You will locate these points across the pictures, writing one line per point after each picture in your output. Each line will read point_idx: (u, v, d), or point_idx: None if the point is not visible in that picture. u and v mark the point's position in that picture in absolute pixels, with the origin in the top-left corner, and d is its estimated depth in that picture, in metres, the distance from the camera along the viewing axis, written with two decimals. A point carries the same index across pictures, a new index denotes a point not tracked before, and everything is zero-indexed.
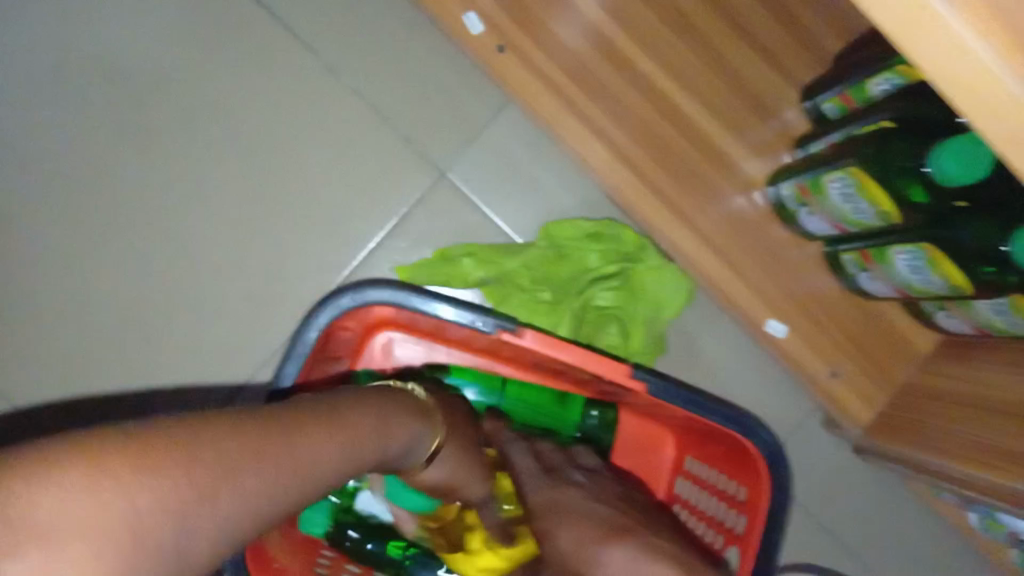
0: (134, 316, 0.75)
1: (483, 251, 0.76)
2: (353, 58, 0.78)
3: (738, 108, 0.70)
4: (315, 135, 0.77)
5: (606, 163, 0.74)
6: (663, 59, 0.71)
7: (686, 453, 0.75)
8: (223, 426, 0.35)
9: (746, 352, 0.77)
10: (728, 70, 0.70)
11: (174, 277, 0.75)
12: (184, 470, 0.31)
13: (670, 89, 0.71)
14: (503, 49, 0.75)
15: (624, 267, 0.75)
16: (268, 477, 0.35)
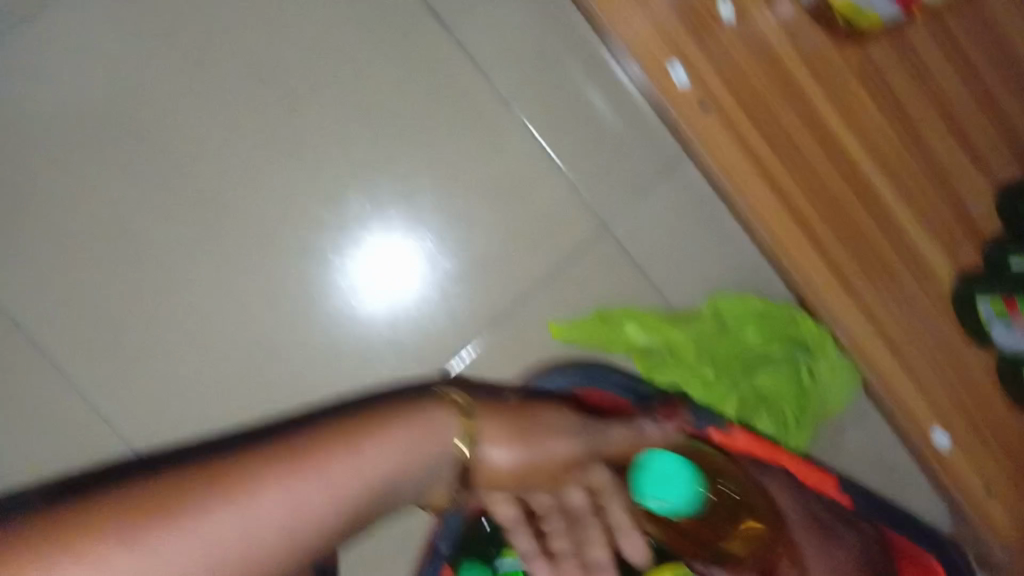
0: (269, 346, 0.75)
1: (648, 315, 0.73)
2: (526, 94, 0.74)
3: (940, 207, 0.69)
4: (476, 174, 0.74)
5: (799, 251, 0.67)
6: (875, 148, 0.67)
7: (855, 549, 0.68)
8: (244, 463, 0.45)
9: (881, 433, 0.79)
10: (937, 169, 0.68)
11: (305, 313, 0.75)
12: (210, 500, 0.43)
13: (877, 180, 0.68)
14: (707, 108, 0.64)
15: (791, 353, 0.73)
16: (299, 501, 0.45)
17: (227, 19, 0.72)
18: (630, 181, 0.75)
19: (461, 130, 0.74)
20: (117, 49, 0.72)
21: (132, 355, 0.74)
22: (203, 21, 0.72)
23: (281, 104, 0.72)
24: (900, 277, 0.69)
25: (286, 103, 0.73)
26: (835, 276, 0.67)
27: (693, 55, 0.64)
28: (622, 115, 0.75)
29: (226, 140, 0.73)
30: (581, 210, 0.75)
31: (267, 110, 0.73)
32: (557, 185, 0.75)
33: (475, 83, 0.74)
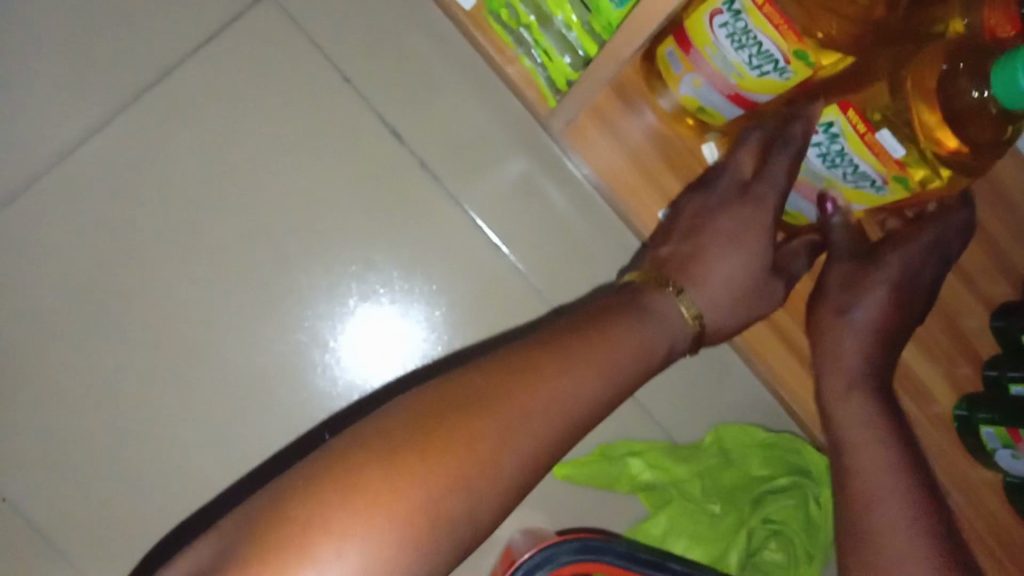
0: None
1: (651, 453, 0.70)
2: (515, 229, 0.72)
3: None
4: (471, 315, 0.71)
5: (784, 368, 0.67)
6: None
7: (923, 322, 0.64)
8: (373, 455, 0.40)
9: None
10: None
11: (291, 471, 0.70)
12: (366, 523, 0.38)
13: None
14: None
15: (801, 484, 0.71)
16: (406, 492, 0.40)
17: (202, 175, 0.69)
18: None
19: (451, 273, 0.71)
20: (91, 214, 0.69)
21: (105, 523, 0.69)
22: (174, 173, 0.69)
23: (265, 260, 0.70)
24: None
25: (271, 257, 0.70)
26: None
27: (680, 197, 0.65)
28: (615, 247, 0.72)
29: (210, 297, 0.69)
30: None
31: (253, 269, 0.70)
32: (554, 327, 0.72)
33: (464, 230, 0.72)
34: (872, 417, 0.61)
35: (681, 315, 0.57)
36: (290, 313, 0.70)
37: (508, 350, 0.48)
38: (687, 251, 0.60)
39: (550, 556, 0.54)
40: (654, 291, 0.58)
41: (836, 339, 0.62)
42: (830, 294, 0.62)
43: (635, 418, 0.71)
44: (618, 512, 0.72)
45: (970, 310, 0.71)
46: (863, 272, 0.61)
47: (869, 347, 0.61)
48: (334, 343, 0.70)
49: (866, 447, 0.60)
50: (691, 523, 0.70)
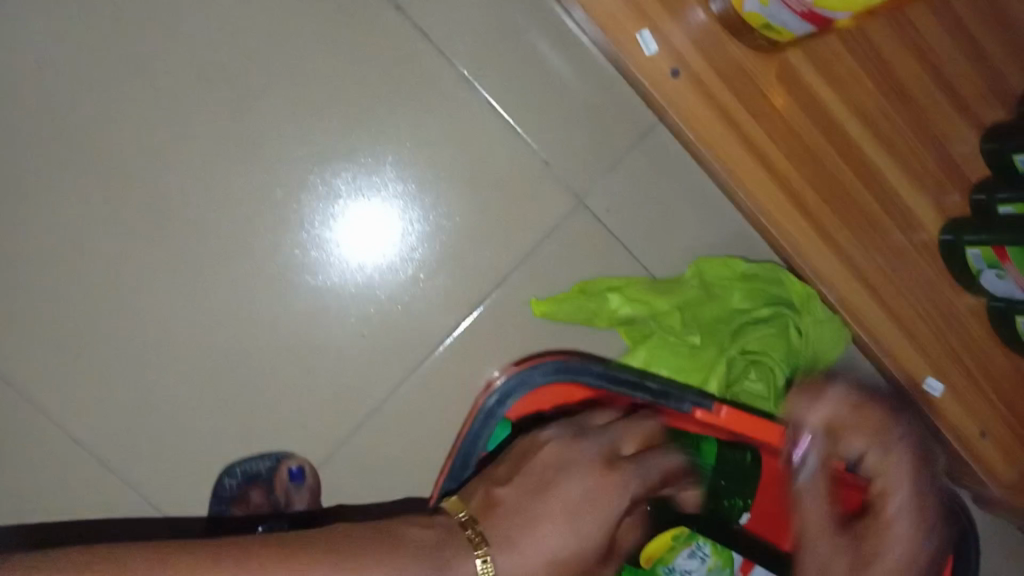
0: (247, 371, 0.69)
1: (630, 287, 0.70)
2: (487, 65, 0.70)
3: (910, 140, 0.68)
4: (445, 159, 0.70)
5: (761, 189, 0.67)
6: (825, 67, 0.66)
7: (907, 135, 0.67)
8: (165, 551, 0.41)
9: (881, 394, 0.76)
10: (912, 105, 0.67)
11: (266, 320, 0.69)
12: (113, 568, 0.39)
13: (837, 109, 0.67)
14: (676, 74, 0.66)
15: (780, 314, 0.71)
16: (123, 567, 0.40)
17: (162, 6, 0.66)
18: (608, 154, 0.72)
19: (422, 112, 0.70)
20: (43, 52, 0.65)
21: (71, 387, 0.67)
22: (125, 16, 0.66)
23: (232, 97, 0.68)
24: (869, 169, 0.68)
25: (238, 94, 0.68)
26: (813, 229, 0.68)
27: (660, 21, 0.65)
28: (589, 87, 0.72)
29: (176, 133, 0.67)
30: (557, 187, 0.72)
31: (220, 106, 0.68)
32: (530, 164, 0.71)
33: (435, 65, 0.70)
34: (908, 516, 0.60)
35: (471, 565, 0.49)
36: (258, 160, 0.68)
37: (303, 531, 0.46)
38: (518, 503, 0.52)
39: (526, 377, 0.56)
40: (454, 539, 0.49)
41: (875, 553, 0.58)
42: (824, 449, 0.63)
43: (612, 254, 0.73)
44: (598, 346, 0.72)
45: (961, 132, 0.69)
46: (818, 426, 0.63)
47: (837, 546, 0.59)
48: (308, 190, 0.69)
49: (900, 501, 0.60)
50: (672, 355, 0.70)
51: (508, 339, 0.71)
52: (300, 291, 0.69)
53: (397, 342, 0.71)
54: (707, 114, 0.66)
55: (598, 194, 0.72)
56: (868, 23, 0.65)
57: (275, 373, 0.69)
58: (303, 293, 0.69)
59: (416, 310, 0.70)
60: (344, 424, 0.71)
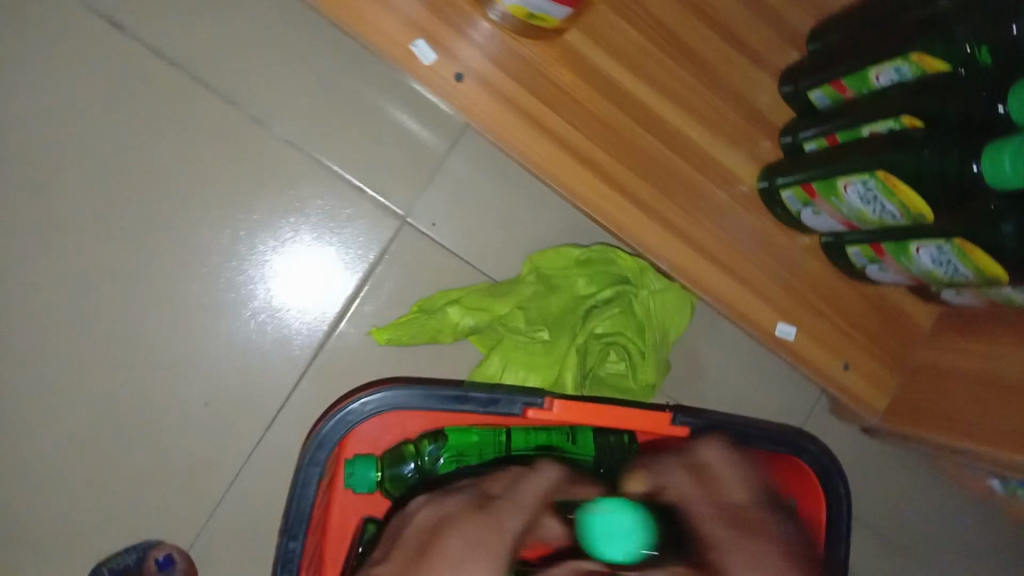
0: (93, 463, 0.66)
1: (467, 297, 0.68)
2: (279, 103, 0.67)
3: (707, 98, 0.69)
4: (255, 206, 0.68)
5: (576, 176, 0.66)
6: (607, 41, 0.66)
7: (698, 88, 0.69)
8: None
9: (747, 350, 0.76)
10: (702, 64, 0.69)
11: (104, 406, 0.66)
12: None
13: (629, 81, 0.67)
14: (460, 77, 0.64)
15: (622, 293, 0.71)
16: None
17: None
18: (422, 166, 0.70)
19: (223, 161, 0.67)
20: None
21: None
22: None
23: (22, 185, 0.65)
24: (673, 132, 0.68)
25: (29, 181, 0.65)
26: (632, 203, 0.67)
27: (433, 27, 0.63)
28: (388, 103, 0.69)
29: None
30: (377, 210, 0.69)
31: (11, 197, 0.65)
32: (343, 191, 0.69)
33: (221, 113, 0.67)
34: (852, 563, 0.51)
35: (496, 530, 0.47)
36: (66, 244, 0.66)
37: None
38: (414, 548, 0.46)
39: (354, 412, 0.54)
40: None
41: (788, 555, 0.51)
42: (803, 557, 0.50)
43: (448, 267, 0.70)
44: (452, 363, 0.70)
45: (757, 81, 0.70)
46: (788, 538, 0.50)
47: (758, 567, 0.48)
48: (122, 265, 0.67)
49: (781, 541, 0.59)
50: (525, 353, 0.69)
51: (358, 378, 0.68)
52: (134, 368, 0.67)
53: (244, 403, 0.68)
54: (496, 106, 0.65)
55: (421, 209, 0.70)
56: None
57: (125, 457, 0.67)
58: (138, 369, 0.67)
59: (256, 365, 0.68)
60: (207, 496, 0.68)
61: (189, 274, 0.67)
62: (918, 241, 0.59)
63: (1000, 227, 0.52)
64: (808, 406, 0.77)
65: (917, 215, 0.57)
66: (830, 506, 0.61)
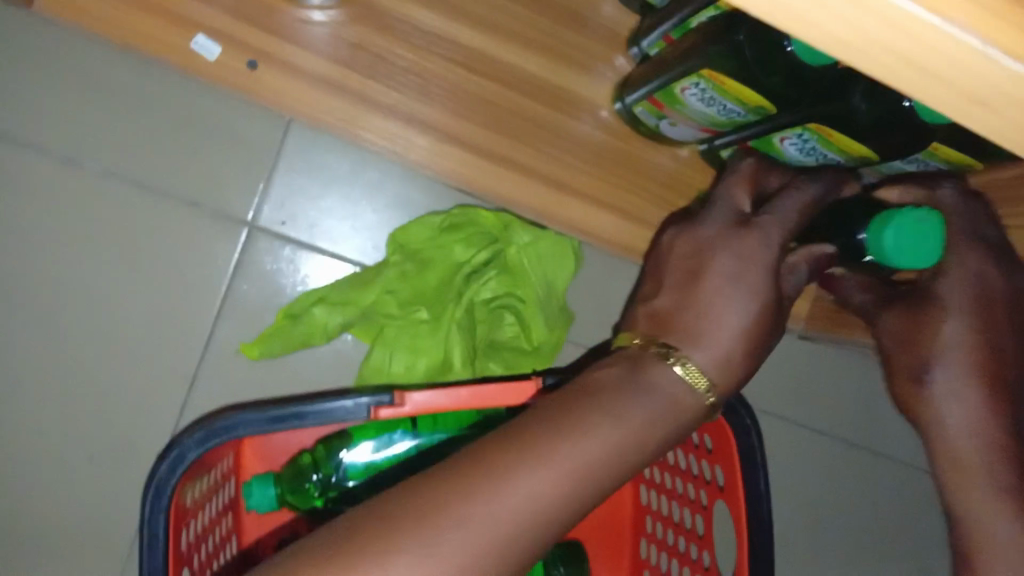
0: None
1: (331, 294, 0.64)
2: (83, 134, 0.62)
3: (537, 22, 0.63)
4: (85, 249, 0.62)
5: (412, 141, 0.62)
6: None
7: (524, 14, 0.63)
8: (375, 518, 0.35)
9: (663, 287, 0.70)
10: None
11: None
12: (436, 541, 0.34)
13: (443, 25, 0.62)
14: (255, 65, 0.60)
15: (498, 251, 0.66)
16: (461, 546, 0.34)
17: None
18: (254, 168, 0.64)
19: (38, 210, 0.62)
20: None
21: None
22: None
23: None
24: (509, 69, 0.63)
25: None
26: (479, 155, 0.63)
27: (212, 19, 0.59)
28: (201, 108, 0.63)
29: None
30: (217, 222, 0.64)
31: None
32: (176, 212, 0.63)
33: (23, 158, 0.61)
34: (965, 392, 0.41)
35: (675, 378, 0.42)
36: None
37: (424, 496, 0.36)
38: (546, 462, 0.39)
39: (175, 461, 0.50)
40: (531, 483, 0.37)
41: (894, 362, 0.44)
42: (892, 355, 0.44)
43: (310, 266, 0.65)
44: (338, 364, 0.66)
45: None
46: (914, 319, 0.43)
47: (985, 336, 0.41)
48: None
49: (947, 411, 0.41)
50: (408, 339, 0.64)
51: (236, 395, 0.64)
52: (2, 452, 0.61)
53: (127, 458, 0.63)
54: (304, 87, 0.61)
55: (266, 211, 0.64)
56: None
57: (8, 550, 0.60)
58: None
59: (127, 415, 0.63)
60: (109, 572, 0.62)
61: (31, 339, 0.62)
62: (777, 132, 0.52)
63: (850, 102, 0.46)
64: None
65: (758, 109, 0.50)
66: (742, 439, 0.57)
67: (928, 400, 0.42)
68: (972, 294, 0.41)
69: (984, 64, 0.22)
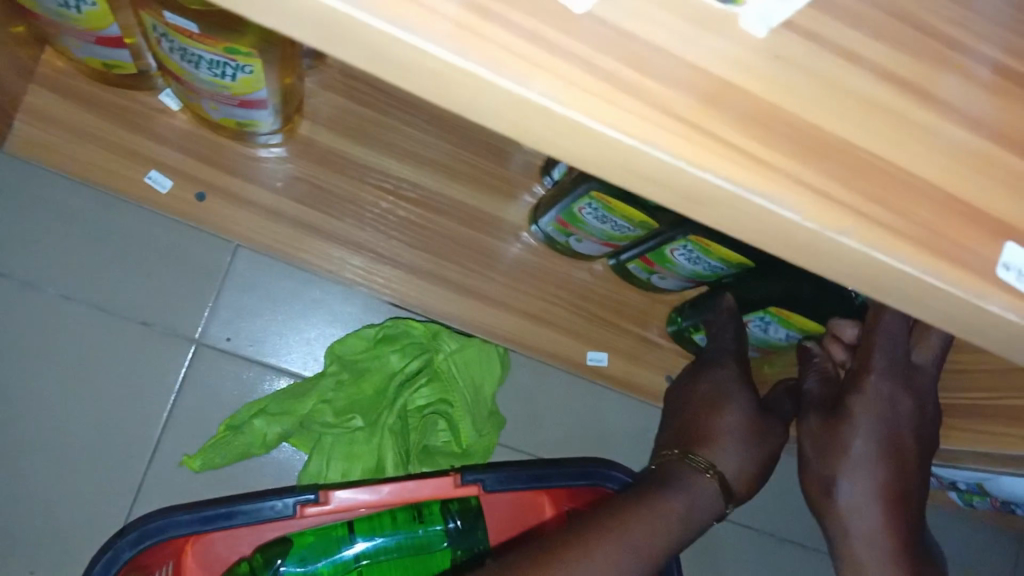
0: None
1: (270, 405, 0.67)
2: (42, 261, 0.67)
3: (462, 154, 0.71)
4: (38, 367, 0.67)
5: (346, 261, 0.69)
6: (343, 126, 0.69)
7: (449, 146, 0.71)
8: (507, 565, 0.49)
9: (590, 394, 0.75)
10: (446, 123, 0.71)
11: None
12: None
13: (376, 158, 0.69)
14: (203, 196, 0.67)
15: (428, 360, 0.71)
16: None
17: None
18: (203, 289, 0.70)
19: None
20: None
21: None
22: None
23: None
24: (436, 195, 0.70)
25: None
26: (410, 274, 0.69)
27: (164, 156, 0.66)
28: (153, 234, 0.69)
29: None
30: (165, 339, 0.69)
31: None
32: (128, 331, 0.68)
33: None
34: (869, 507, 0.45)
35: (709, 484, 0.58)
36: None
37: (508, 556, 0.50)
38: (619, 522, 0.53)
39: (109, 563, 0.52)
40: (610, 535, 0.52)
41: (814, 467, 0.49)
42: (811, 462, 0.49)
43: (254, 377, 0.70)
44: (279, 471, 0.69)
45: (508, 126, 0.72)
46: (833, 432, 0.47)
47: (886, 460, 0.45)
48: None
49: (854, 522, 0.46)
50: (343, 446, 0.68)
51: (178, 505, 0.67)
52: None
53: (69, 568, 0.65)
54: (251, 215, 0.68)
55: (213, 328, 0.69)
56: (357, 66, 0.69)
57: None
58: None
59: (70, 528, 0.65)
60: None
61: None
62: (669, 244, 0.59)
63: None
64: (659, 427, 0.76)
65: (642, 224, 0.58)
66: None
67: (836, 511, 0.47)
68: (880, 423, 0.45)
69: (764, 215, 0.25)
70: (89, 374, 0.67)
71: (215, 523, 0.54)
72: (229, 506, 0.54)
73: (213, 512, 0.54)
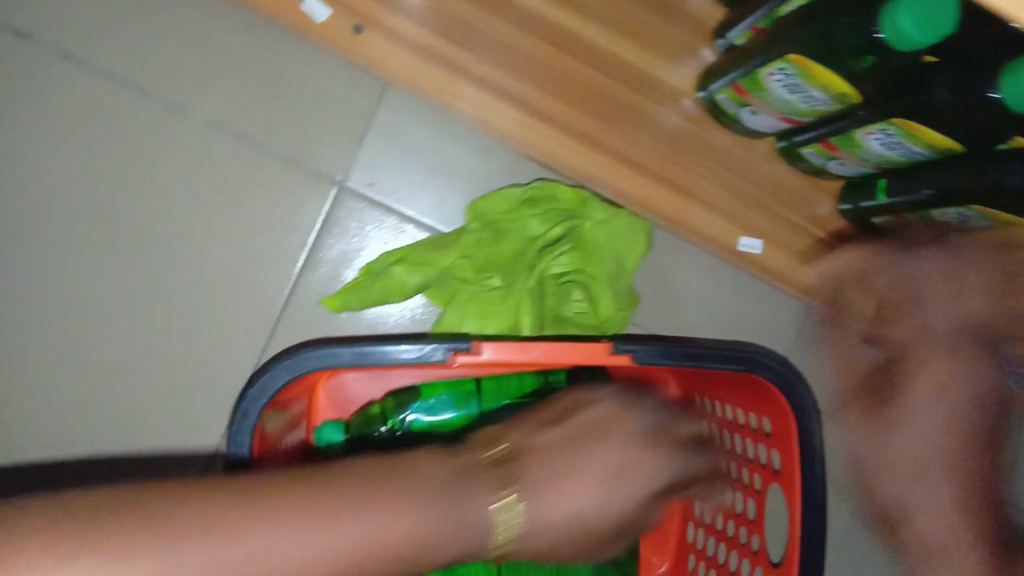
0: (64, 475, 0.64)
1: (410, 254, 0.66)
2: (192, 87, 0.66)
3: None
4: (184, 192, 0.66)
5: (498, 114, 0.65)
6: None
7: None
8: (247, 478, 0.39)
9: (731, 283, 0.72)
10: None
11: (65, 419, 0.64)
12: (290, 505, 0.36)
13: None
14: (359, 29, 0.64)
15: (570, 227, 0.68)
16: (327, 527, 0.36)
17: None
18: (345, 131, 0.68)
19: (143, 151, 0.66)
20: None
21: None
22: None
23: None
24: (600, 52, 0.65)
25: None
26: (563, 134, 0.66)
27: None
28: (301, 67, 0.67)
29: None
30: (306, 177, 0.67)
31: None
32: (272, 165, 0.67)
33: (141, 103, 0.66)
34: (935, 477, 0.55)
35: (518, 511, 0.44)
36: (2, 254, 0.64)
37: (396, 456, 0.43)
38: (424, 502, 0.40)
39: (263, 387, 0.53)
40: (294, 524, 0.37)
41: (893, 445, 0.57)
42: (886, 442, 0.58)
43: (392, 227, 0.68)
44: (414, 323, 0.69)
45: None
46: (909, 411, 0.57)
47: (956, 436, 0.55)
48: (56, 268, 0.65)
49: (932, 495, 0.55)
50: (480, 303, 0.66)
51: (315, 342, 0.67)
52: (86, 377, 0.65)
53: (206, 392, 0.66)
54: (403, 54, 0.64)
55: (354, 171, 0.68)
56: None
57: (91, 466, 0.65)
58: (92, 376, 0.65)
59: (210, 355, 0.66)
60: None
61: (130, 272, 0.66)
62: (862, 127, 0.54)
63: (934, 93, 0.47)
64: (797, 323, 0.73)
65: (842, 96, 0.52)
66: (802, 422, 0.58)
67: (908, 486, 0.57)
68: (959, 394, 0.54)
69: None
70: (232, 205, 0.67)
71: (365, 359, 0.54)
72: (380, 342, 0.54)
73: (365, 350, 0.54)
